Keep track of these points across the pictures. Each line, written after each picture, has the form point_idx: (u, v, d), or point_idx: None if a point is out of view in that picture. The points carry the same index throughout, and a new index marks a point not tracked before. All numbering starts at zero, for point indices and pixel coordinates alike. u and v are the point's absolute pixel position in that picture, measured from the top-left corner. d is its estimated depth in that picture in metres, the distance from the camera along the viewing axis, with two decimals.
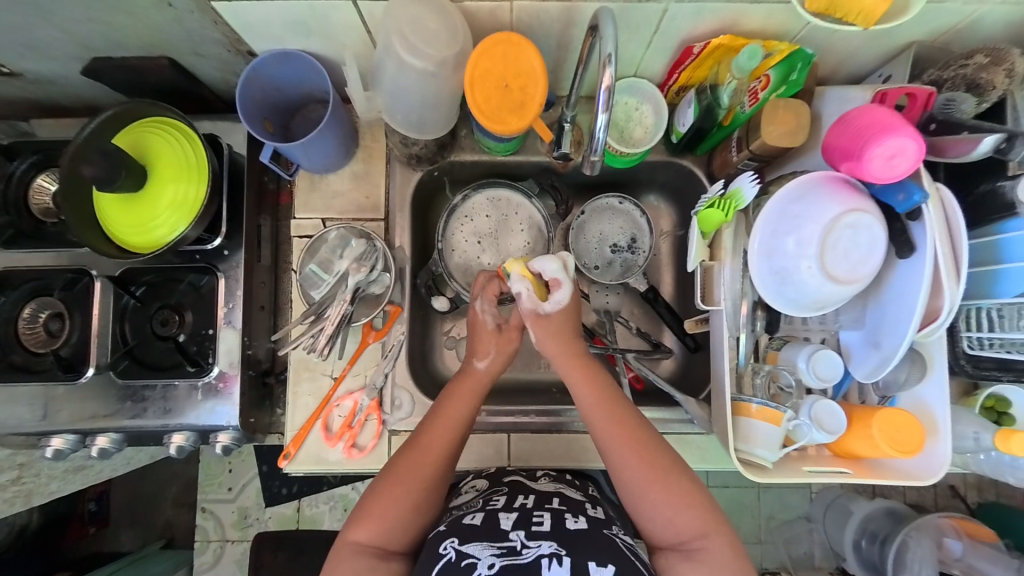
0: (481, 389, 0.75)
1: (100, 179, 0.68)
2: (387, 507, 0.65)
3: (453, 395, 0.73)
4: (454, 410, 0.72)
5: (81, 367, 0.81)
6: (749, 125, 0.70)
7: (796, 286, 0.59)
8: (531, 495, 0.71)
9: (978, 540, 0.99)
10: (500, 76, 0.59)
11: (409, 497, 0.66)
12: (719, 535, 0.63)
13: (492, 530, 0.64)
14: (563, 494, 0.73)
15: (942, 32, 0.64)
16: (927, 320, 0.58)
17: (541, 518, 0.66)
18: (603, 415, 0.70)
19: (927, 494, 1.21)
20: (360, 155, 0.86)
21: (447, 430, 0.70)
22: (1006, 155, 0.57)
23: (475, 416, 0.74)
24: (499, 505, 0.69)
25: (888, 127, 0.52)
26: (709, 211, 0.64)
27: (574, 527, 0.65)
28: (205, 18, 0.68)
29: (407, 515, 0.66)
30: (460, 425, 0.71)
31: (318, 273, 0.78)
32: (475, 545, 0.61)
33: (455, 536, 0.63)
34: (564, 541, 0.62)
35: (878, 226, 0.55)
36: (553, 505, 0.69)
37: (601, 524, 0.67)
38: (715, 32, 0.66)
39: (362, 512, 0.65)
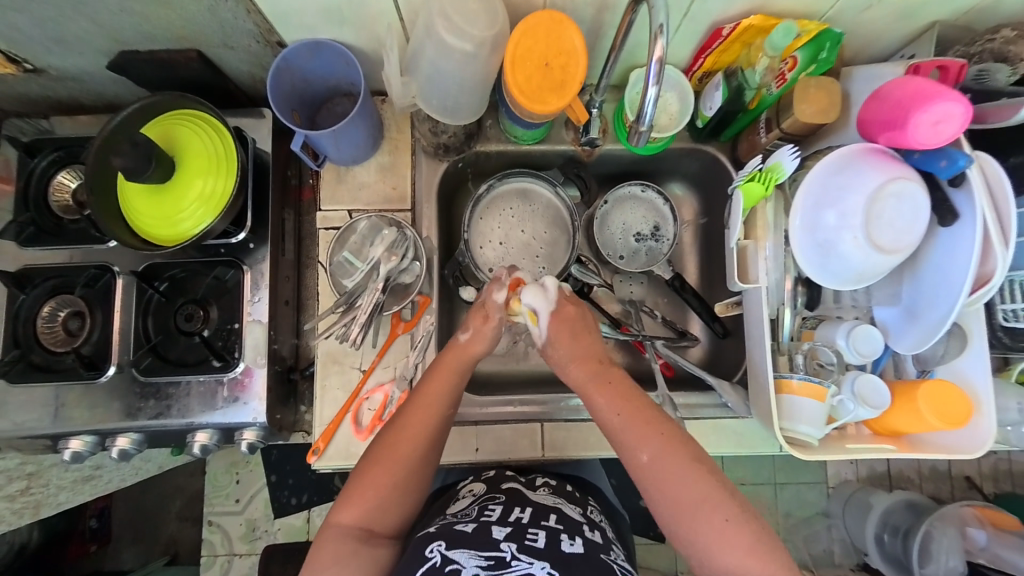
0: (467, 370, 0.70)
1: (129, 170, 0.67)
2: (370, 486, 0.63)
3: (433, 373, 0.69)
4: (434, 390, 0.67)
5: (102, 365, 0.80)
6: (779, 106, 0.72)
7: (840, 259, 0.59)
8: (527, 509, 0.70)
9: (1004, 530, 0.96)
10: (541, 56, 0.59)
11: (391, 478, 0.64)
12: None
13: (485, 538, 0.62)
14: (562, 512, 0.71)
15: (966, 11, 0.66)
16: (976, 286, 0.57)
17: (536, 535, 0.63)
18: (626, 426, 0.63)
19: (944, 485, 1.21)
20: (386, 147, 0.86)
21: (432, 404, 0.67)
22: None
23: (459, 396, 0.70)
24: (493, 517, 0.67)
25: (931, 92, 0.52)
26: (749, 186, 0.64)
27: (569, 548, 0.63)
28: (239, 7, 0.67)
29: (390, 496, 0.64)
30: (441, 406, 0.67)
31: (351, 261, 0.77)
32: (463, 551, 0.59)
33: (443, 540, 0.62)
34: (557, 562, 0.59)
35: (922, 194, 0.55)
36: (549, 523, 0.67)
37: (598, 548, 0.65)
38: (746, 13, 0.67)
39: (349, 493, 0.64)
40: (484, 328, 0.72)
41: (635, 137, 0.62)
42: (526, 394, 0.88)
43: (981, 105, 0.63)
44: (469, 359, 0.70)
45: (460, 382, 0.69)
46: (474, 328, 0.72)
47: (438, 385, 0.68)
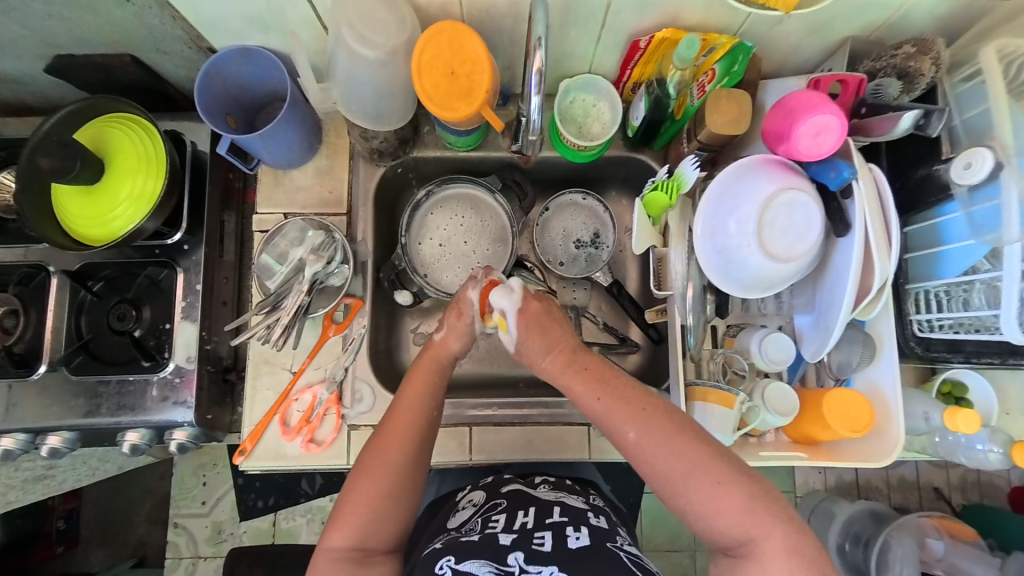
0: (445, 369, 0.71)
1: (56, 169, 0.69)
2: (360, 503, 0.63)
3: (409, 382, 0.69)
4: (410, 398, 0.68)
5: (34, 363, 0.81)
6: (697, 118, 0.72)
7: (738, 264, 0.60)
8: (532, 509, 0.71)
9: (958, 539, 0.97)
10: (446, 64, 0.60)
11: (380, 488, 0.63)
12: (776, 529, 0.52)
13: (491, 547, 0.63)
14: (565, 504, 0.73)
15: (875, 26, 0.67)
16: (861, 297, 0.58)
17: (543, 538, 0.63)
18: (605, 406, 0.60)
19: (912, 495, 1.18)
20: (325, 151, 0.87)
21: (410, 413, 0.67)
22: (925, 131, 0.64)
23: (441, 398, 0.70)
24: (499, 527, 0.67)
25: (814, 105, 0.54)
26: (655, 195, 0.65)
27: (575, 543, 0.63)
28: (165, 14, 0.69)
29: (382, 509, 0.63)
30: (422, 409, 0.67)
31: (273, 263, 0.77)
32: (472, 564, 0.60)
33: (452, 554, 0.63)
34: (566, 563, 0.59)
35: (812, 204, 0.56)
36: (554, 518, 0.68)
37: (604, 536, 0.65)
38: (659, 26, 0.69)
39: (338, 514, 0.63)
40: (456, 322, 0.72)
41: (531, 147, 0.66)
42: (469, 398, 0.88)
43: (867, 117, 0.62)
44: (449, 355, 0.72)
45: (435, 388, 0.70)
46: (447, 325, 0.72)
47: (412, 389, 0.68)
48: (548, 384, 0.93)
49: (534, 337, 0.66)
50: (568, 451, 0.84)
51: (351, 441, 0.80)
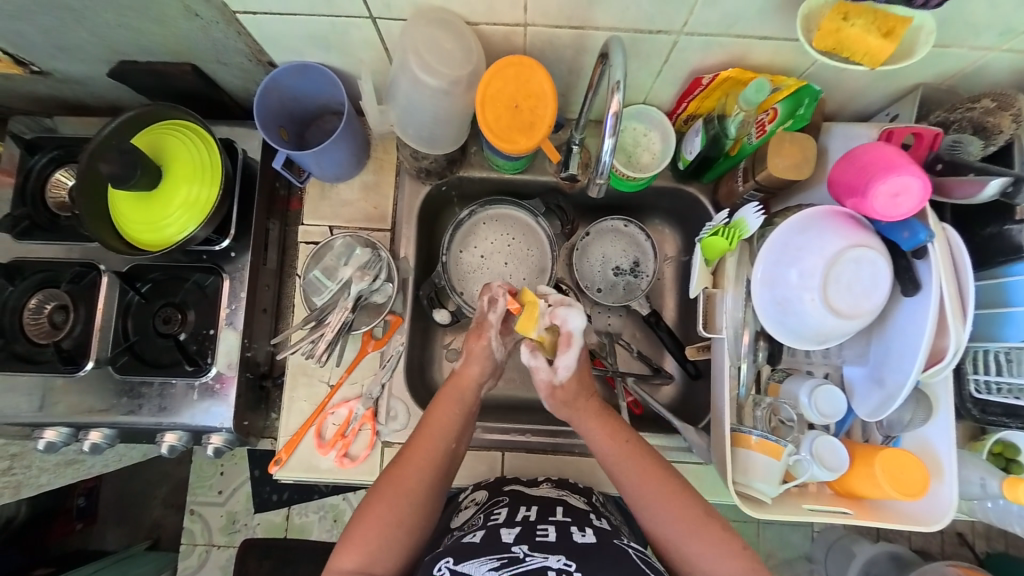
0: (468, 403, 0.74)
1: (116, 176, 0.71)
2: (370, 525, 0.64)
3: (435, 408, 0.73)
4: (436, 423, 0.72)
5: (81, 360, 0.83)
6: (756, 157, 0.71)
7: (798, 318, 0.58)
8: (534, 506, 0.70)
9: None
10: (511, 96, 0.60)
11: (393, 513, 0.65)
12: None
13: (493, 545, 0.61)
14: (567, 503, 0.72)
15: (948, 75, 0.65)
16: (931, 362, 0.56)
17: (546, 530, 0.64)
18: (623, 468, 0.68)
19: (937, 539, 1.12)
20: (371, 166, 0.88)
21: (433, 436, 0.71)
22: (1013, 198, 0.60)
23: (463, 430, 0.73)
24: (500, 521, 0.67)
25: (893, 163, 0.52)
26: (712, 239, 0.64)
27: (581, 540, 0.63)
28: (230, 29, 0.70)
29: (394, 533, 0.64)
30: (445, 439, 0.71)
31: (322, 280, 0.78)
32: (472, 563, 0.58)
33: (451, 556, 0.60)
34: (574, 556, 0.58)
35: (882, 262, 0.55)
36: (556, 518, 0.67)
37: (610, 535, 0.65)
38: (724, 65, 0.68)
39: (350, 532, 0.64)
40: (476, 347, 0.77)
41: (597, 190, 0.63)
42: (498, 421, 0.88)
43: (946, 177, 0.58)
44: (470, 389, 0.75)
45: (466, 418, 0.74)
46: (467, 354, 0.77)
47: (442, 415, 0.72)
48: None
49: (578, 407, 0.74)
50: (599, 484, 0.84)
51: (385, 458, 0.81)
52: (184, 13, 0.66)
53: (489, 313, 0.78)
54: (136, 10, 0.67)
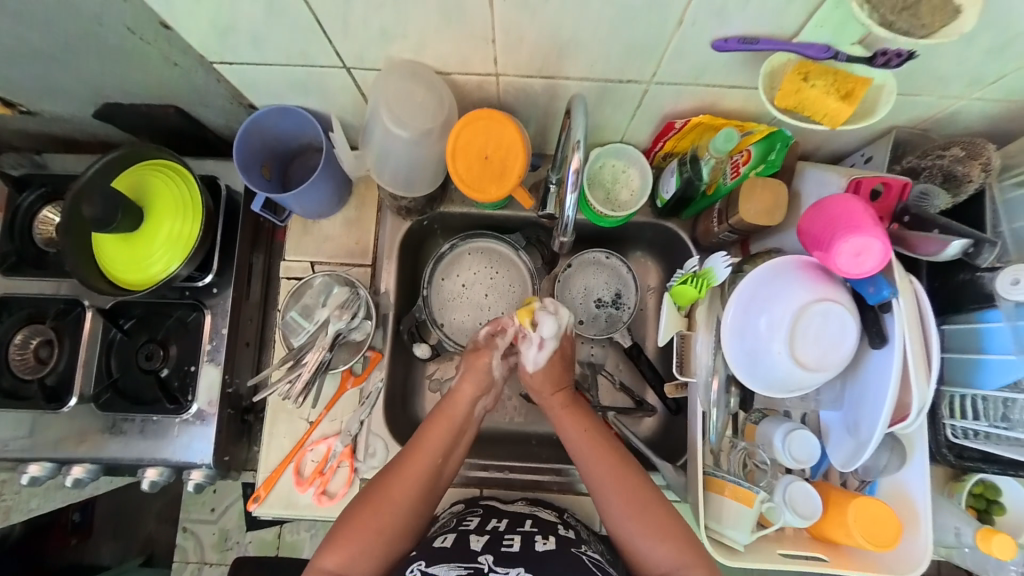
0: (460, 427, 0.76)
1: (97, 219, 0.71)
2: (357, 530, 0.67)
3: (430, 429, 0.74)
4: (429, 444, 0.73)
5: (65, 396, 0.84)
6: (730, 199, 0.71)
7: (766, 367, 0.58)
8: (505, 519, 0.75)
9: None
10: (482, 148, 0.60)
11: (377, 522, 0.68)
12: (699, 561, 0.64)
13: (463, 552, 0.67)
14: (537, 517, 0.76)
15: (921, 119, 0.65)
16: (899, 416, 0.56)
17: (511, 540, 0.69)
18: (581, 444, 0.73)
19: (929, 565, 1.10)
20: (353, 202, 0.88)
21: (426, 454, 0.72)
22: (974, 259, 0.59)
23: (452, 450, 0.75)
24: (471, 527, 0.72)
25: (858, 221, 0.52)
26: (682, 287, 0.65)
27: (543, 548, 0.68)
28: (210, 76, 0.71)
29: (375, 543, 0.67)
30: (433, 454, 0.72)
31: (299, 320, 0.79)
32: (442, 567, 0.63)
33: (423, 559, 0.66)
34: (531, 565, 0.64)
35: (848, 316, 0.55)
36: (524, 529, 0.72)
37: (570, 543, 0.71)
38: (696, 110, 0.69)
39: (337, 533, 0.67)
40: (476, 363, 0.80)
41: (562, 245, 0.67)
42: (479, 455, 0.88)
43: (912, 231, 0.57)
44: (463, 409, 0.77)
45: (457, 436, 0.76)
46: (466, 370, 0.79)
47: (434, 436, 0.73)
48: (560, 443, 0.92)
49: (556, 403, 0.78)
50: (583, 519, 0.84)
51: None
52: (163, 63, 0.67)
53: (494, 338, 0.81)
54: (116, 59, 0.68)
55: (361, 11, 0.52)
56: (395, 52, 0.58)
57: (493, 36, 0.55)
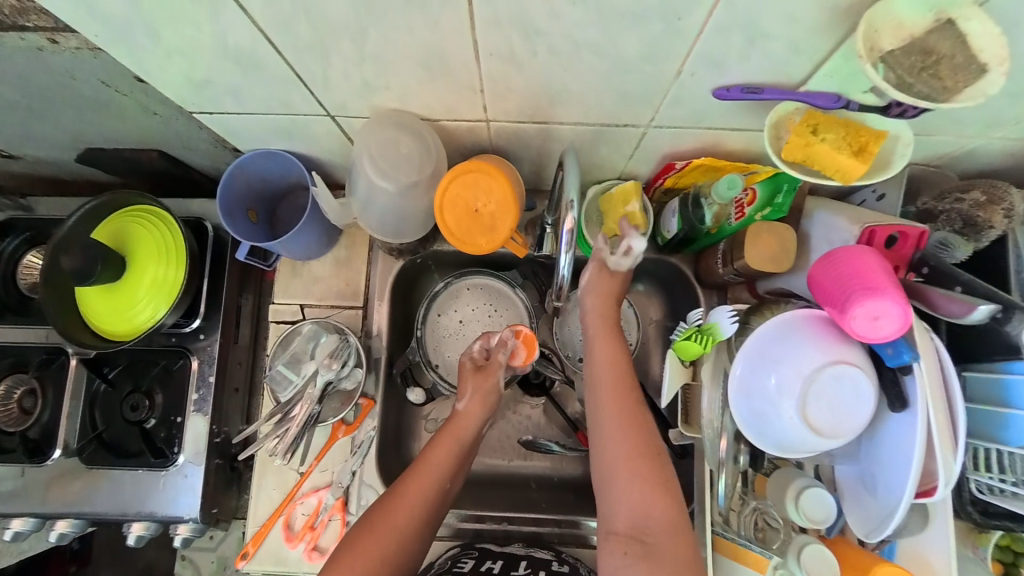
0: (466, 445, 0.73)
1: (78, 271, 0.69)
2: (358, 558, 0.60)
3: (436, 445, 0.72)
4: (436, 459, 0.70)
5: (47, 449, 0.82)
6: (734, 240, 0.68)
7: (776, 432, 0.54)
8: (499, 561, 0.75)
9: None
10: (471, 201, 0.58)
11: (381, 549, 0.62)
12: (678, 530, 0.56)
13: None
14: (531, 557, 0.77)
15: (937, 158, 0.62)
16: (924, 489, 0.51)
17: None
18: (602, 390, 0.65)
19: None
20: (344, 241, 0.85)
21: (434, 469, 0.69)
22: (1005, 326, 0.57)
23: (456, 471, 0.71)
24: (465, 569, 0.73)
25: (873, 281, 0.48)
26: (687, 343, 0.61)
27: None
28: (191, 123, 0.68)
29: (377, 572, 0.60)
30: (440, 477, 0.69)
31: (286, 373, 0.76)
32: None
33: None
34: None
35: (864, 379, 0.51)
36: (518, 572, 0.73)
37: None
38: (697, 151, 0.65)
39: (335, 561, 0.60)
40: (483, 385, 0.78)
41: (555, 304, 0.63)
42: (474, 506, 0.84)
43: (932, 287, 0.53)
44: (470, 427, 0.75)
45: (462, 456, 0.73)
46: (473, 390, 0.77)
47: (441, 453, 0.71)
48: (561, 488, 0.89)
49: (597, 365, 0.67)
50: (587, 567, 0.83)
51: None
52: (142, 111, 0.65)
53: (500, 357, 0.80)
54: (94, 109, 0.65)
55: (340, 64, 0.50)
56: (380, 102, 0.56)
57: (480, 86, 0.52)
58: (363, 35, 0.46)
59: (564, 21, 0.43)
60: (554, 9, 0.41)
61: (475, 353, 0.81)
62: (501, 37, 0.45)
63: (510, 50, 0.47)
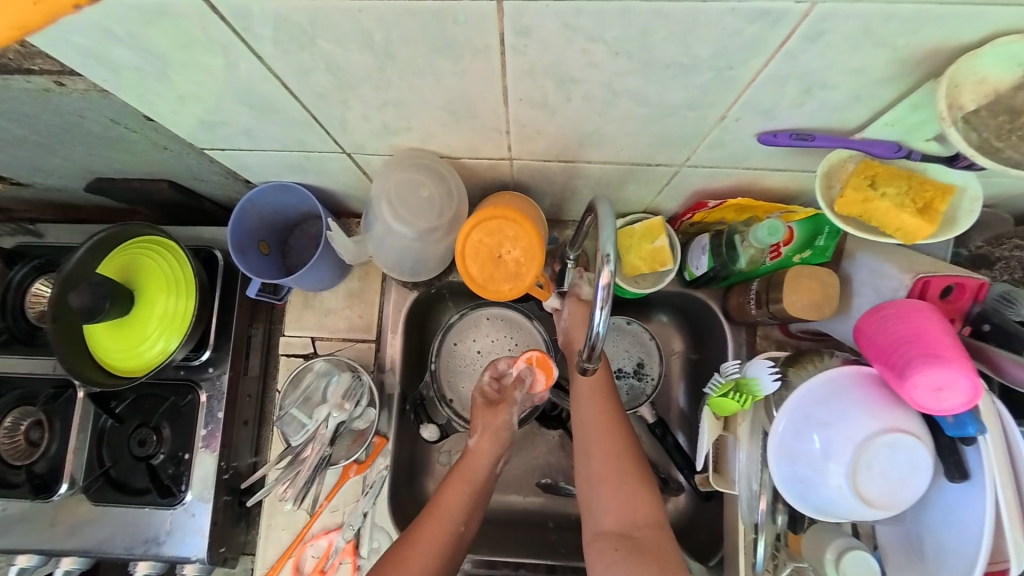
0: (480, 482, 0.70)
1: (86, 309, 0.66)
2: None
3: (448, 485, 0.69)
4: (448, 502, 0.67)
5: (53, 485, 0.79)
6: (770, 281, 0.64)
7: (821, 500, 0.51)
8: None
9: None
10: (496, 246, 0.55)
11: None
12: (654, 521, 0.62)
13: None
14: None
15: (995, 199, 0.57)
16: (993, 569, 0.47)
17: None
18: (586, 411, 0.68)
19: None
20: (356, 272, 0.83)
21: (444, 515, 0.66)
22: None
23: (472, 510, 0.68)
24: None
25: (936, 348, 0.44)
26: (723, 400, 0.58)
27: None
28: (202, 157, 0.66)
29: None
30: (453, 520, 0.66)
31: (301, 415, 0.73)
32: None
33: None
34: None
35: (921, 448, 0.47)
36: None
37: None
38: (733, 188, 0.62)
39: None
40: (492, 422, 0.72)
41: (585, 370, 0.57)
42: (489, 551, 0.82)
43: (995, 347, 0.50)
44: (482, 467, 0.71)
45: (476, 495, 0.69)
46: (483, 428, 0.72)
47: (453, 497, 0.68)
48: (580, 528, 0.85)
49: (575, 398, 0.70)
50: None
51: None
52: (152, 146, 0.63)
53: (513, 389, 0.74)
54: (103, 144, 0.63)
55: (360, 108, 0.47)
56: (399, 142, 0.53)
57: (506, 128, 0.49)
58: (384, 82, 0.43)
59: (602, 70, 0.40)
60: (592, 59, 0.39)
61: (486, 386, 0.75)
62: (533, 84, 0.42)
63: (542, 97, 0.44)
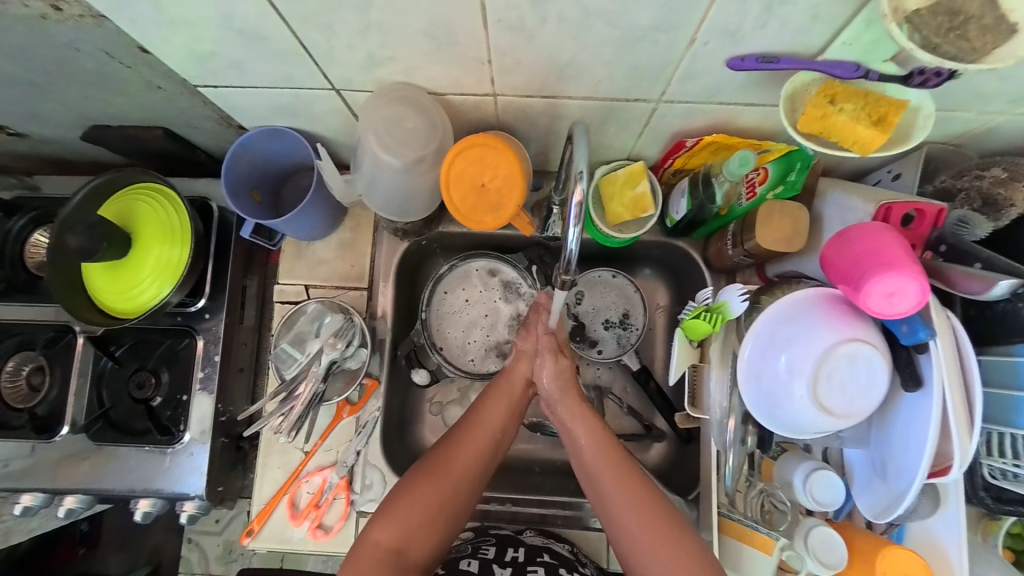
0: (517, 399, 0.75)
1: (82, 249, 0.68)
2: (414, 501, 0.63)
3: (488, 398, 0.74)
4: (489, 414, 0.72)
5: (55, 427, 0.81)
6: (744, 222, 0.67)
7: (788, 415, 0.53)
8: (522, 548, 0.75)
9: None
10: (478, 176, 0.58)
11: (436, 498, 0.64)
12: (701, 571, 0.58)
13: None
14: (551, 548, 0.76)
15: (958, 135, 0.59)
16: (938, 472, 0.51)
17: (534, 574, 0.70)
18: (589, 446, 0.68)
19: None
20: (348, 224, 0.85)
21: (484, 429, 0.70)
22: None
23: (509, 426, 0.73)
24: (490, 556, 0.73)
25: (890, 260, 0.47)
26: (697, 321, 0.61)
27: None
28: (195, 99, 0.68)
29: (432, 517, 0.63)
30: (494, 429, 0.71)
31: (290, 351, 0.75)
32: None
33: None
34: None
35: (878, 358, 0.50)
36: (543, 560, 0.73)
37: None
38: (709, 128, 0.64)
39: (388, 509, 0.63)
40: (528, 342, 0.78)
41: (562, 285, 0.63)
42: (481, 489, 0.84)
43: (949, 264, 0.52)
44: (522, 383, 0.76)
45: (512, 413, 0.74)
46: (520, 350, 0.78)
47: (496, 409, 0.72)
48: (564, 472, 0.88)
49: (565, 395, 0.74)
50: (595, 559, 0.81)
51: (358, 528, 0.78)
52: (146, 86, 0.65)
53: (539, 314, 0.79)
54: (99, 85, 0.65)
55: (346, 34, 0.49)
56: (385, 75, 0.55)
57: (488, 58, 0.51)
58: (368, 4, 0.45)
59: None
60: None
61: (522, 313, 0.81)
62: (511, 5, 0.44)
63: (520, 19, 0.46)
